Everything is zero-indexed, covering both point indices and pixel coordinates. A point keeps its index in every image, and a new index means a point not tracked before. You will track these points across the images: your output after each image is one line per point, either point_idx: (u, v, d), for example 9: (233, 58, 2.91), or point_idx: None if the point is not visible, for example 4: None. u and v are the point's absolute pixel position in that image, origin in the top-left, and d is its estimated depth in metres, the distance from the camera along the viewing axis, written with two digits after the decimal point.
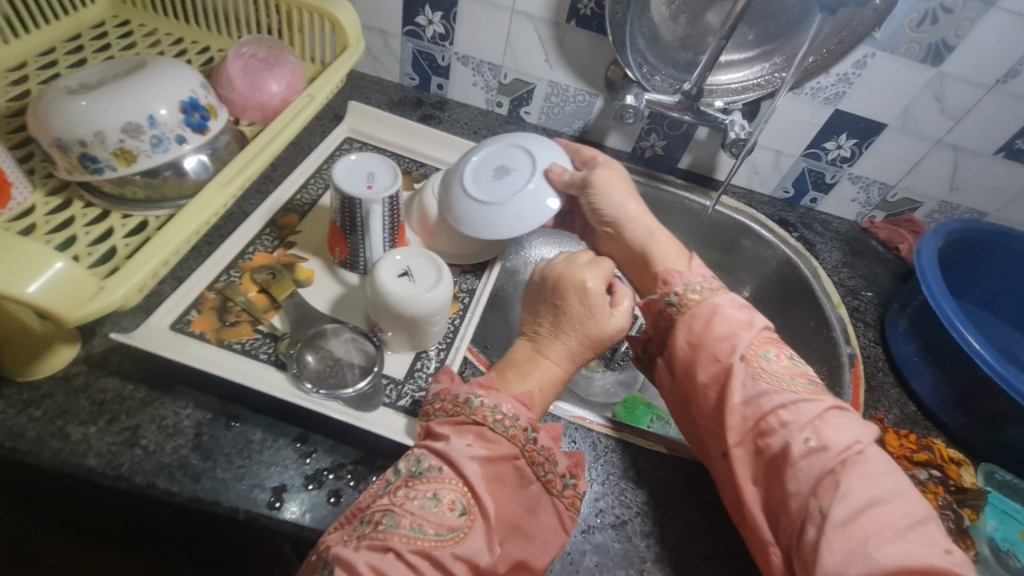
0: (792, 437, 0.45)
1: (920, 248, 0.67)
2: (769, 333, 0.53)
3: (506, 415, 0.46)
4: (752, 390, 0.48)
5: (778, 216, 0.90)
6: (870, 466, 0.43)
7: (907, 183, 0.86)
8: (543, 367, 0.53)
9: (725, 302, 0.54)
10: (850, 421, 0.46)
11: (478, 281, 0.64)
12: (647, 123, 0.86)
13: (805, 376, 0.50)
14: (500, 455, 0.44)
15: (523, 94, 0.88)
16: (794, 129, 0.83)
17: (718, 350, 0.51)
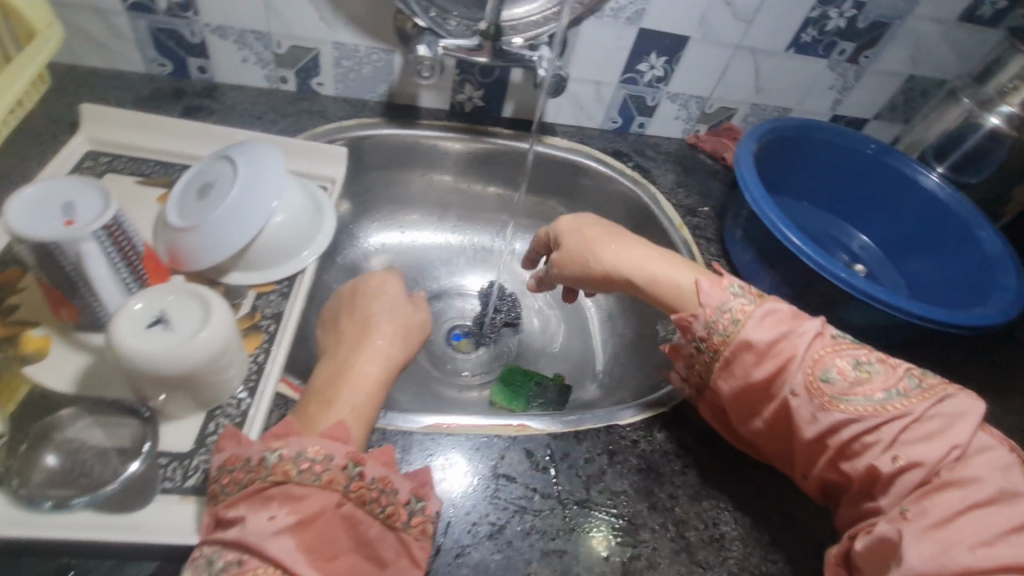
0: (876, 458, 0.42)
1: (739, 157, 0.68)
2: (825, 341, 0.46)
3: (315, 459, 0.39)
4: (826, 424, 0.44)
5: (611, 148, 0.88)
6: (976, 472, 0.39)
7: (720, 93, 0.87)
8: (353, 378, 0.47)
9: (754, 326, 0.47)
10: (950, 415, 0.42)
11: (286, 301, 0.54)
12: (457, 73, 0.78)
13: (880, 384, 0.44)
14: (311, 514, 0.36)
15: (308, 63, 0.75)
16: (606, 56, 0.79)
17: (765, 386, 0.47)
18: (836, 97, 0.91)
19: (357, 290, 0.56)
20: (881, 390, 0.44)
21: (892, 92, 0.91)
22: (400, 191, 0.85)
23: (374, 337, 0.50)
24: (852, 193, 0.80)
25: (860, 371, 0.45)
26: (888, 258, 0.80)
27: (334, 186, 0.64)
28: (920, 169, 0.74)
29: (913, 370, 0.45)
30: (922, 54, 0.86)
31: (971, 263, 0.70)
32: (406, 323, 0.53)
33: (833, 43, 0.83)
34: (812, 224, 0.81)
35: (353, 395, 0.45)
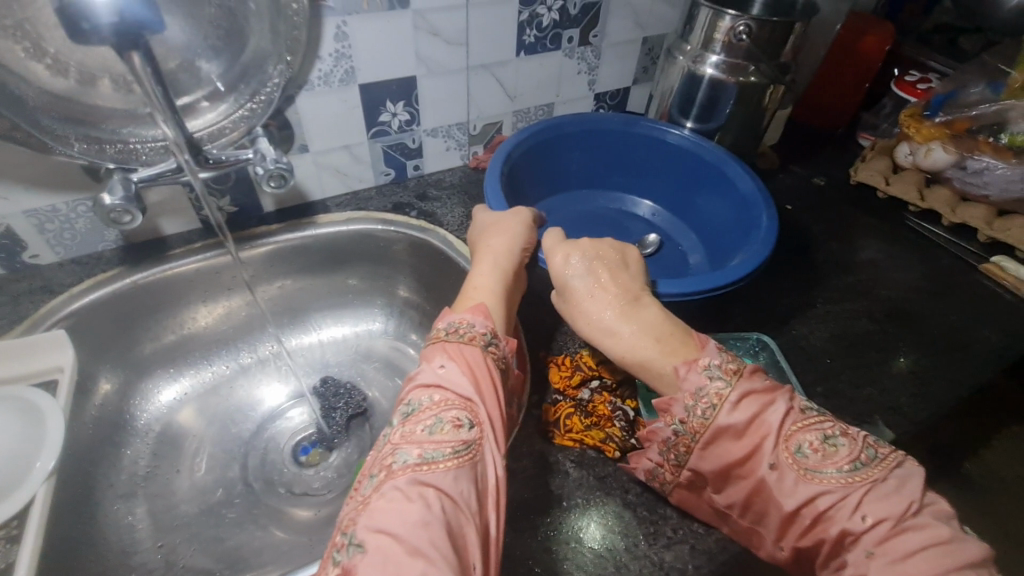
0: (846, 521, 0.41)
1: (487, 178, 0.67)
2: (795, 417, 0.46)
3: (460, 327, 0.51)
4: (801, 496, 0.43)
5: (392, 202, 0.85)
6: (927, 519, 0.40)
7: (476, 113, 0.86)
8: (478, 279, 0.58)
9: (728, 405, 0.46)
10: (909, 483, 0.42)
11: (18, 544, 0.46)
12: (188, 190, 0.71)
13: (845, 457, 0.43)
14: (463, 365, 0.47)
15: (5, 241, 0.65)
16: (339, 121, 0.76)
17: (740, 464, 0.45)
18: (588, 78, 0.93)
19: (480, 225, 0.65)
20: (845, 462, 0.43)
21: (637, 57, 0.94)
22: (182, 329, 0.76)
23: (495, 241, 0.61)
24: (622, 165, 0.83)
25: (828, 444, 0.44)
26: (675, 213, 0.83)
27: (64, 376, 0.56)
28: (666, 128, 0.77)
29: (870, 439, 0.45)
30: (643, 18, 0.89)
31: (734, 200, 0.74)
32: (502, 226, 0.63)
33: (557, 35, 0.84)
34: (600, 208, 0.84)
35: (490, 285, 0.57)
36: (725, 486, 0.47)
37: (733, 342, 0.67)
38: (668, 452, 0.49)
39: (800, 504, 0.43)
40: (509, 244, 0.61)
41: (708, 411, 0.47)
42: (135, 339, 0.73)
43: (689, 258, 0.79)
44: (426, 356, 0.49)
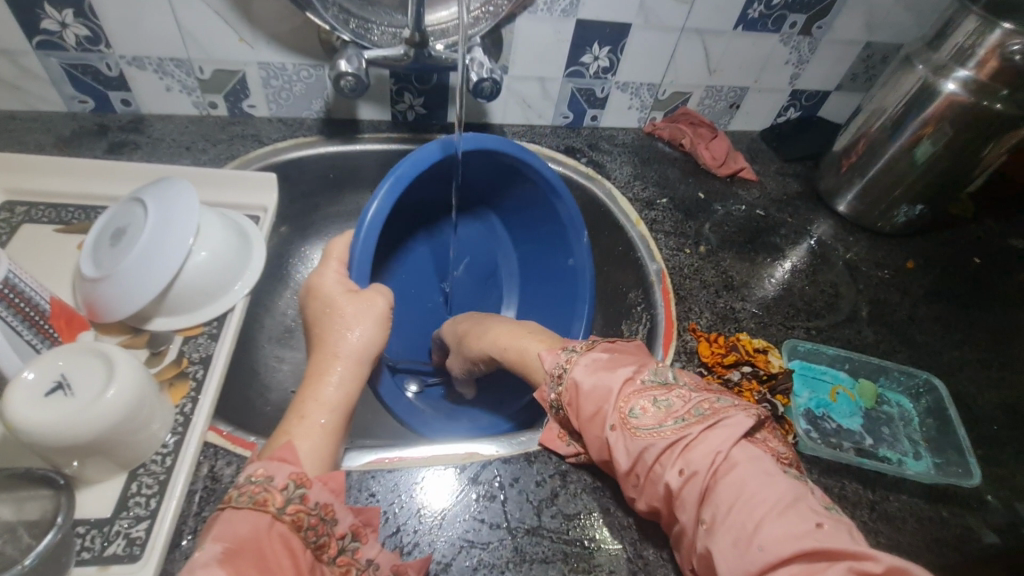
0: (668, 476, 0.39)
1: (353, 234, 0.54)
2: (632, 383, 0.44)
3: (257, 481, 0.38)
4: (634, 452, 0.41)
5: (564, 145, 0.85)
6: (741, 475, 0.36)
7: (670, 78, 0.84)
8: (316, 393, 0.46)
9: (580, 371, 0.46)
10: (732, 425, 0.39)
11: (216, 342, 0.52)
12: (393, 82, 0.74)
13: (670, 408, 0.41)
14: (241, 538, 0.35)
15: (236, 86, 0.72)
16: (544, 52, 0.76)
17: (588, 430, 0.45)
18: (793, 71, 0.87)
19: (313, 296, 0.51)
20: (671, 414, 0.41)
21: (852, 60, 0.87)
22: (349, 209, 0.81)
23: (330, 337, 0.49)
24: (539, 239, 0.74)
25: (658, 404, 0.42)
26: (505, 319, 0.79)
27: (266, 215, 0.62)
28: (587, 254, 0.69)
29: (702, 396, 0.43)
30: (877, 19, 0.82)
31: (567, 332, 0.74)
32: (356, 314, 0.50)
33: (783, 16, 0.79)
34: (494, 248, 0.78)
35: (322, 413, 0.45)
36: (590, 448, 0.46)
37: (897, 376, 0.63)
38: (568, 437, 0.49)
39: (647, 463, 0.41)
40: (363, 340, 0.49)
41: (560, 381, 0.47)
42: (310, 206, 0.79)
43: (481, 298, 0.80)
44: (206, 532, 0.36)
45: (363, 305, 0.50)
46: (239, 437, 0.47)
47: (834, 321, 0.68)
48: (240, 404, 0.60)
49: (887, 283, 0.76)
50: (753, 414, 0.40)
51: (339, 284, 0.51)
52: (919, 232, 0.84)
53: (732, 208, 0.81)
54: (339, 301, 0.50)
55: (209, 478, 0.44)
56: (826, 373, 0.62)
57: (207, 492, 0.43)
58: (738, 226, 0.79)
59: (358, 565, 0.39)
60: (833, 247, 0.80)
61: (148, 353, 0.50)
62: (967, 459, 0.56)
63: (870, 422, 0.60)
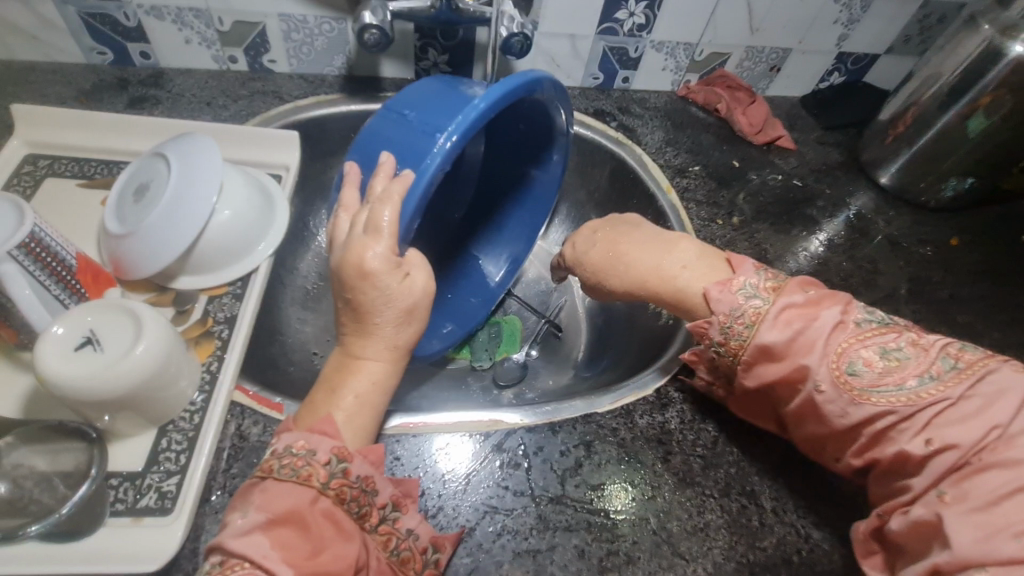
0: (905, 443, 0.38)
1: (404, 194, 0.46)
2: (846, 333, 0.41)
3: (298, 453, 0.39)
4: (860, 415, 0.40)
5: (593, 107, 0.82)
6: (1016, 454, 0.34)
7: (709, 37, 0.79)
8: (364, 373, 0.44)
9: (767, 327, 0.42)
10: (1000, 389, 0.37)
11: (241, 302, 0.51)
12: (418, 38, 0.71)
13: (913, 370, 0.39)
14: (284, 512, 0.36)
15: (256, 40, 0.69)
16: (577, 6, 0.72)
17: (786, 387, 0.43)
18: (841, 31, 0.82)
19: (360, 278, 0.43)
20: (912, 374, 0.39)
21: (906, 21, 0.82)
22: None
23: (381, 326, 0.45)
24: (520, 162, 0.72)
25: (887, 360, 0.40)
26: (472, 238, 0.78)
27: (288, 174, 0.61)
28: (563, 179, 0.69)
29: (947, 350, 0.40)
30: None
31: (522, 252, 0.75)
32: (410, 305, 0.46)
33: None
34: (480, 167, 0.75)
35: (359, 384, 0.44)
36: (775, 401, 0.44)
37: None
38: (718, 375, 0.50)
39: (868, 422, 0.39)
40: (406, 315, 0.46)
41: (742, 338, 0.44)
42: (332, 167, 0.77)
43: (467, 257, 0.77)
44: (247, 500, 0.37)
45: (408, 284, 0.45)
46: (264, 397, 0.48)
47: (873, 300, 0.66)
48: (265, 363, 0.60)
49: (929, 260, 0.73)
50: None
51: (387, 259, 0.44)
52: (966, 207, 0.80)
53: (769, 177, 0.78)
54: (390, 286, 0.44)
55: (237, 437, 0.45)
56: None
57: (235, 450, 0.44)
58: (774, 197, 0.75)
59: (398, 535, 0.40)
60: (873, 220, 0.76)
61: (174, 311, 0.50)
62: None
63: None
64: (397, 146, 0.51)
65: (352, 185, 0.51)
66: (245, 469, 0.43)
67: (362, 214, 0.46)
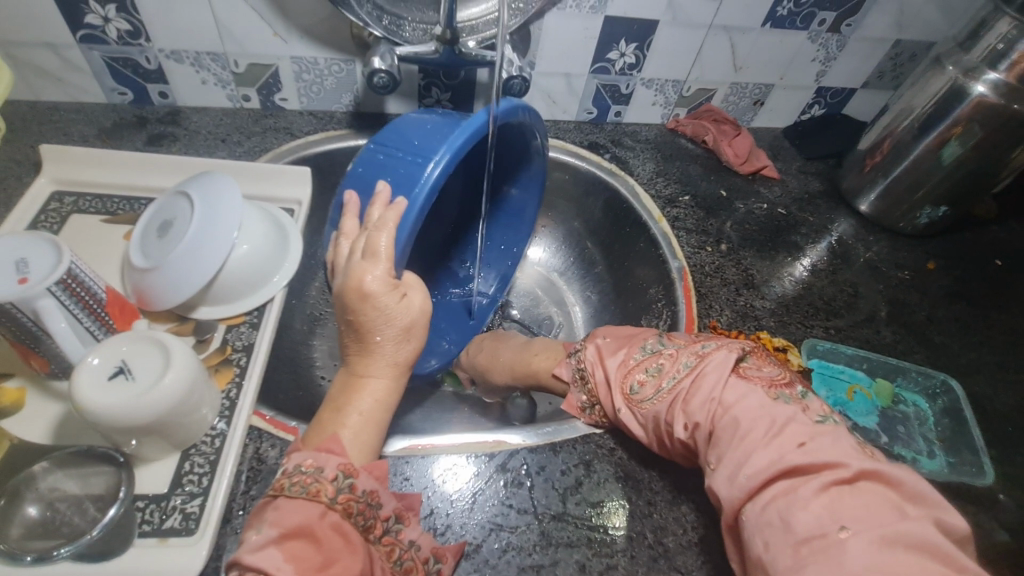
0: (680, 433, 0.46)
1: (400, 220, 0.50)
2: (629, 361, 0.51)
3: (307, 471, 0.41)
4: (653, 421, 0.48)
5: (587, 140, 0.86)
6: (732, 414, 0.43)
7: (696, 75, 0.84)
8: (370, 393, 0.48)
9: (592, 368, 0.53)
10: (716, 368, 0.47)
11: (257, 332, 0.54)
12: (422, 78, 0.76)
13: (666, 376, 0.49)
14: (296, 526, 0.38)
15: (269, 80, 0.73)
16: (572, 48, 0.77)
17: (607, 409, 0.52)
18: (819, 68, 0.87)
19: (362, 301, 0.48)
20: (663, 378, 0.48)
21: (880, 59, 0.87)
22: None
23: (384, 346, 0.49)
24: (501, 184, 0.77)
25: (652, 373, 0.49)
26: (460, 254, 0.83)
27: (300, 208, 0.64)
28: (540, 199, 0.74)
29: (691, 353, 0.50)
30: (907, 18, 0.82)
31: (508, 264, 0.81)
32: (409, 322, 0.50)
33: (812, 14, 0.79)
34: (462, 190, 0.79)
35: (366, 403, 0.47)
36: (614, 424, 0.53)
37: (914, 376, 0.63)
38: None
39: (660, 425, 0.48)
40: (405, 341, 0.50)
41: (584, 382, 0.54)
42: None
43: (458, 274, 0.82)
44: (258, 517, 0.40)
45: (405, 304, 0.49)
46: (281, 421, 0.50)
47: (855, 323, 0.69)
48: (277, 388, 0.62)
49: (907, 283, 0.77)
50: (736, 351, 0.48)
51: (387, 283, 0.49)
52: (940, 233, 0.84)
53: (754, 206, 0.82)
54: (393, 308, 0.49)
55: (255, 460, 0.47)
56: (844, 373, 0.63)
57: (253, 472, 0.46)
58: (760, 224, 0.80)
59: (401, 545, 0.43)
60: (853, 246, 0.81)
61: (195, 340, 0.52)
62: (984, 461, 0.57)
63: (887, 420, 0.61)
64: (391, 171, 0.53)
65: (350, 215, 0.53)
66: (263, 490, 0.45)
67: (360, 240, 0.50)
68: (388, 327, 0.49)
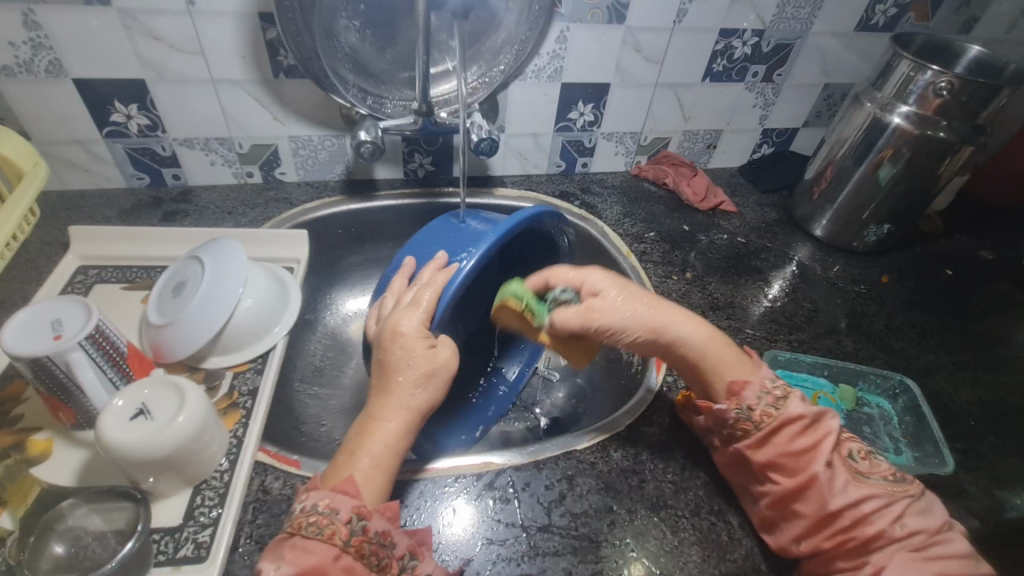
0: (886, 526, 0.47)
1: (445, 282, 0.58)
2: (841, 431, 0.53)
3: (323, 512, 0.45)
4: (851, 497, 0.48)
5: (559, 190, 0.95)
6: (948, 544, 0.47)
7: (650, 126, 0.94)
8: (378, 435, 0.51)
9: (801, 405, 0.52)
10: (932, 506, 0.50)
11: (261, 376, 0.59)
12: (405, 146, 0.85)
13: (882, 470, 0.51)
14: (310, 567, 0.42)
15: (270, 157, 0.83)
16: (536, 111, 0.87)
17: (800, 461, 0.50)
18: (761, 112, 0.97)
19: (392, 338, 0.55)
20: (882, 470, 0.51)
21: (814, 100, 0.97)
22: (370, 257, 0.91)
23: (399, 387, 0.53)
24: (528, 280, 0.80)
25: (874, 457, 0.52)
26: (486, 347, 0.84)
27: (299, 266, 0.71)
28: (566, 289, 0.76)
29: (891, 463, 0.53)
30: (831, 65, 0.92)
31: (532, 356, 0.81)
32: (430, 369, 0.54)
33: (745, 67, 0.89)
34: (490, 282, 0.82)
35: (375, 447, 0.50)
36: (777, 476, 0.50)
37: (874, 378, 0.69)
38: (723, 427, 0.54)
39: (823, 506, 0.48)
40: (425, 390, 0.54)
41: (783, 409, 0.52)
42: (335, 257, 0.88)
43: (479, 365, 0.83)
44: (276, 555, 0.43)
45: (430, 357, 0.55)
46: (283, 455, 0.55)
47: (818, 335, 0.74)
48: (281, 432, 0.67)
49: (864, 296, 0.82)
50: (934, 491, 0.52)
51: (418, 334, 0.56)
52: (891, 249, 0.91)
53: (715, 237, 0.89)
54: (416, 350, 0.55)
55: (260, 491, 0.51)
56: (807, 380, 0.69)
57: (259, 503, 0.50)
58: (722, 253, 0.86)
59: None
60: (812, 267, 0.87)
61: (205, 387, 0.58)
62: (941, 450, 0.61)
63: (851, 422, 0.66)
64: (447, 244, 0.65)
65: (404, 273, 0.65)
66: (269, 518, 0.49)
67: (407, 294, 0.60)
68: (411, 365, 0.54)
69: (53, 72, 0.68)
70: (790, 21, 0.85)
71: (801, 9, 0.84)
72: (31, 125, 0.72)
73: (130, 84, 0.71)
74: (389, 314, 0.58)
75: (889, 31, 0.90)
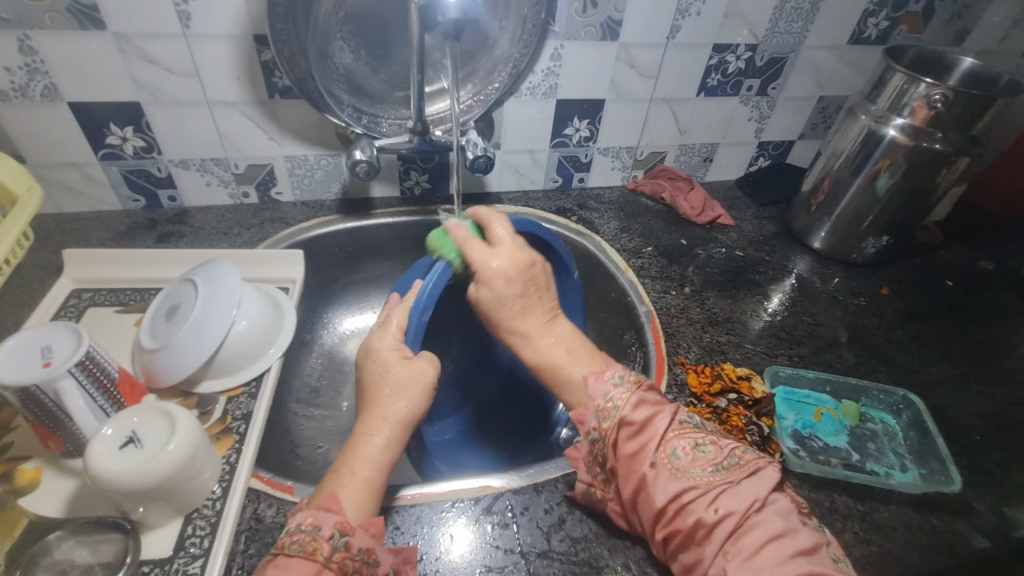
0: (701, 513, 0.45)
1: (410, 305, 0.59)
2: (677, 425, 0.51)
3: (306, 530, 0.44)
4: (673, 491, 0.47)
5: (555, 206, 0.95)
6: (767, 516, 0.44)
7: (646, 140, 0.94)
8: (364, 451, 0.51)
9: (631, 410, 0.51)
10: (764, 483, 0.47)
11: (255, 400, 0.59)
12: (401, 164, 0.85)
13: (712, 460, 0.48)
14: None
15: (265, 178, 0.83)
16: (532, 128, 0.87)
17: (628, 463, 0.49)
18: (756, 126, 0.97)
19: (368, 356, 0.57)
20: (711, 461, 0.48)
21: (809, 113, 0.97)
22: (366, 276, 0.90)
23: (381, 400, 0.53)
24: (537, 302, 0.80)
25: (699, 450, 0.49)
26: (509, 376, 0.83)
27: (294, 286, 0.71)
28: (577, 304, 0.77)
29: (737, 451, 0.50)
30: (825, 78, 0.93)
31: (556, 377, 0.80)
32: (409, 380, 0.55)
33: (739, 82, 0.89)
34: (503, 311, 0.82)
35: (367, 469, 0.49)
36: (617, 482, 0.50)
37: (877, 394, 0.69)
38: (593, 467, 0.52)
39: (653, 510, 0.47)
40: (410, 409, 0.54)
41: (611, 417, 0.51)
42: (331, 276, 0.88)
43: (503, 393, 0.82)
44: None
45: (415, 370, 0.55)
46: (276, 482, 0.54)
47: (815, 350, 0.73)
48: (276, 457, 0.66)
49: (864, 309, 0.82)
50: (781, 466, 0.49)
51: (394, 350, 0.56)
52: (891, 261, 0.91)
53: (713, 251, 0.89)
54: (393, 364, 0.55)
55: (253, 520, 0.50)
56: (809, 397, 0.68)
57: (252, 532, 0.49)
58: (720, 267, 0.86)
59: None
60: (811, 280, 0.86)
61: (198, 412, 0.57)
62: (948, 466, 0.60)
63: (856, 439, 0.65)
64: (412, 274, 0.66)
65: (389, 305, 0.63)
66: (262, 548, 0.48)
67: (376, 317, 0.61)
68: (393, 377, 0.54)
69: (48, 96, 0.68)
70: (783, 36, 0.85)
71: (794, 24, 0.84)
72: (26, 149, 0.72)
73: (126, 107, 0.71)
74: (366, 338, 0.58)
75: (881, 44, 0.90)
